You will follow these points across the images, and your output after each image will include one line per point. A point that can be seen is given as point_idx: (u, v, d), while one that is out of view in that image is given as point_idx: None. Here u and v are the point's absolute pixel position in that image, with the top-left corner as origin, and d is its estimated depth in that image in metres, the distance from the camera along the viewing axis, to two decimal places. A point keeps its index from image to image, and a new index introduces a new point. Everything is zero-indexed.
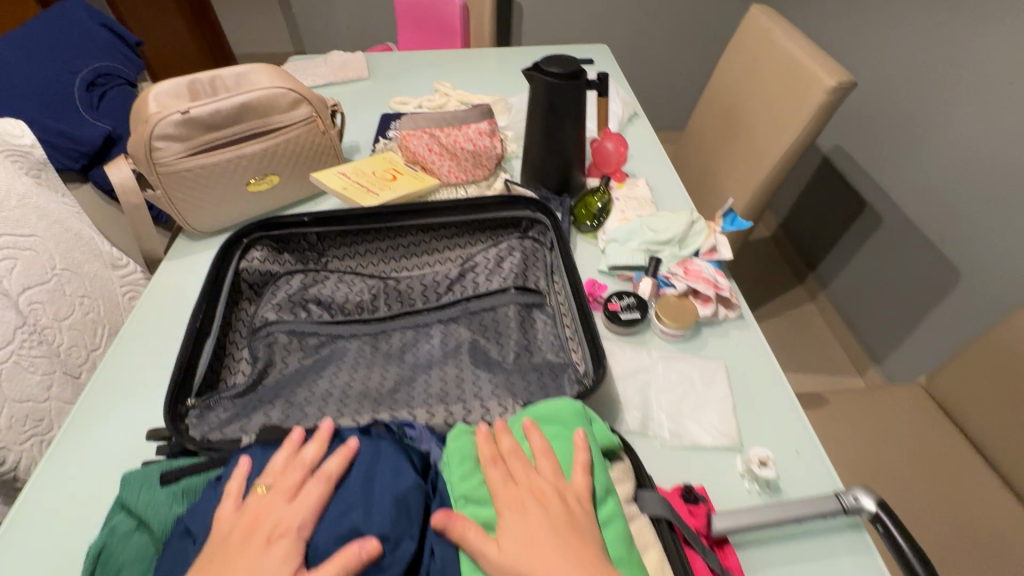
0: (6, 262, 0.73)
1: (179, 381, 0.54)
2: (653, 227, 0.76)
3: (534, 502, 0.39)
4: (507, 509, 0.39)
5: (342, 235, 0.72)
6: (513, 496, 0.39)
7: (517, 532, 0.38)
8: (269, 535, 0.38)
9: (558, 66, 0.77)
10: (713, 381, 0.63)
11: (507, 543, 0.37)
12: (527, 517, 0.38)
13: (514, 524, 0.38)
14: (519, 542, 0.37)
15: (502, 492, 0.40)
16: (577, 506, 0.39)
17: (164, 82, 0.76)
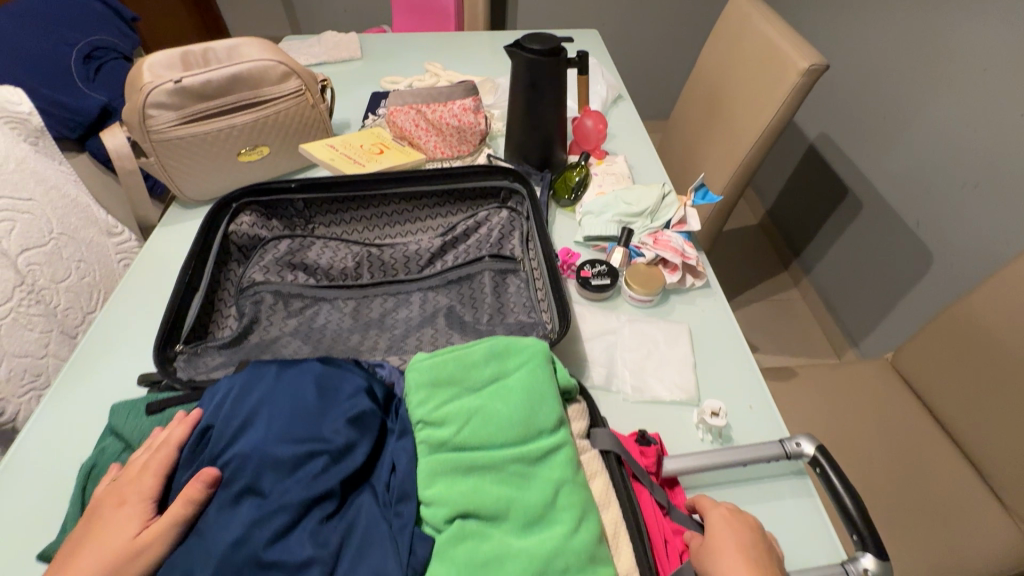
0: (5, 223, 0.76)
1: (167, 329, 0.58)
2: (627, 200, 0.79)
3: (748, 526, 0.43)
4: (724, 514, 0.44)
5: (329, 203, 0.76)
6: (732, 512, 0.45)
7: (736, 540, 0.42)
8: (121, 501, 0.38)
9: (539, 43, 0.79)
10: (676, 342, 0.67)
11: (721, 538, 0.42)
12: (741, 532, 0.43)
13: (737, 531, 0.43)
14: (729, 545, 0.41)
15: (725, 508, 0.45)
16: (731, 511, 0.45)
17: (158, 53, 0.78)
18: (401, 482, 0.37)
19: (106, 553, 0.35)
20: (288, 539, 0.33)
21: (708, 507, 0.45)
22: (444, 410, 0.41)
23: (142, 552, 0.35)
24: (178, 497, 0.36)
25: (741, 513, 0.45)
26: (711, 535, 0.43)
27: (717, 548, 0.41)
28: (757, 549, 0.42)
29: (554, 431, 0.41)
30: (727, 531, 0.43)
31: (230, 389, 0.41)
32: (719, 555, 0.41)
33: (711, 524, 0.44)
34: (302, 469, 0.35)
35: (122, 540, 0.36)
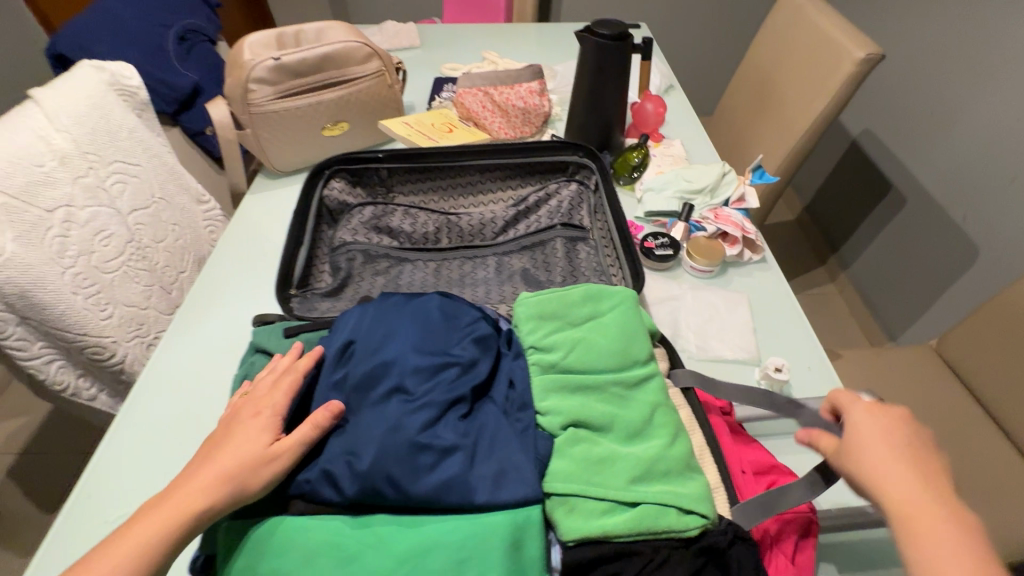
0: (118, 184, 0.84)
1: (284, 275, 0.67)
2: (687, 178, 0.84)
3: (896, 423, 0.42)
4: (866, 410, 0.43)
5: (409, 172, 0.82)
6: (875, 407, 0.43)
7: (882, 443, 0.40)
8: (254, 412, 0.42)
9: (607, 29, 0.84)
10: (736, 308, 0.71)
11: (863, 439, 0.41)
12: (890, 432, 0.41)
13: (884, 432, 0.41)
14: (875, 450, 0.40)
15: (871, 405, 0.43)
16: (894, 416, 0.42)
17: (256, 33, 0.86)
18: (521, 397, 0.42)
19: (242, 454, 0.38)
20: (437, 427, 0.38)
21: (849, 404, 0.44)
22: (550, 338, 0.46)
23: (276, 458, 0.38)
24: (308, 419, 0.39)
25: (887, 409, 0.43)
26: (853, 434, 0.42)
27: (860, 450, 0.41)
28: (908, 447, 0.40)
29: (645, 363, 0.46)
30: (871, 433, 0.41)
31: (363, 314, 0.47)
32: (862, 456, 0.40)
33: (853, 424, 0.42)
34: (440, 375, 0.41)
35: (258, 445, 0.39)
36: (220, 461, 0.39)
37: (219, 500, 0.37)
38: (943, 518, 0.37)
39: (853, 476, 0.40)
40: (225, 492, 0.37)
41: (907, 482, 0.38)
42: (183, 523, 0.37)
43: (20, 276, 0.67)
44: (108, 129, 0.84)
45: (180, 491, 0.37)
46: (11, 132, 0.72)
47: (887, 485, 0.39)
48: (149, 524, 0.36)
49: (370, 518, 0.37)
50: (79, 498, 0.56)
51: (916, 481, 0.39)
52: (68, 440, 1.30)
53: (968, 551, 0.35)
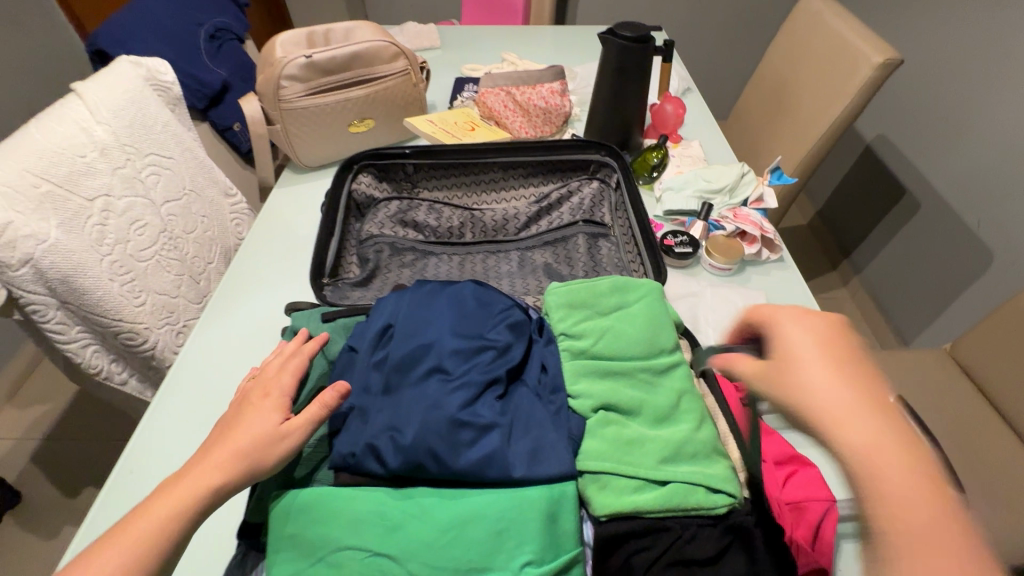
0: (152, 175, 0.86)
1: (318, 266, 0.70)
2: (707, 178, 0.86)
3: (828, 333, 0.37)
4: (795, 324, 0.38)
5: (434, 168, 0.84)
6: (802, 318, 0.38)
7: (816, 360, 0.36)
8: (263, 393, 0.43)
9: (630, 31, 0.86)
10: (755, 305, 0.72)
11: (796, 359, 0.36)
12: (824, 346, 0.36)
13: (817, 346, 0.36)
14: (813, 372, 0.36)
15: (801, 316, 0.38)
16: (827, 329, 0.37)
17: (287, 32, 0.88)
18: (555, 382, 0.44)
19: (253, 432, 0.40)
20: (477, 405, 0.40)
21: (776, 318, 0.39)
22: (580, 325, 0.48)
23: (289, 436, 0.40)
24: (315, 399, 0.41)
25: (816, 317, 0.38)
26: (782, 354, 0.37)
27: (792, 371, 0.36)
28: (842, 358, 0.36)
29: (672, 352, 0.48)
30: (803, 350, 0.37)
31: (399, 300, 0.49)
32: (796, 379, 0.36)
33: (781, 343, 0.38)
34: (477, 357, 0.43)
35: (269, 424, 0.40)
36: (232, 440, 0.40)
37: (233, 477, 0.38)
38: (886, 434, 0.33)
39: (788, 401, 0.36)
40: (238, 469, 0.38)
41: (846, 400, 0.34)
42: (198, 500, 0.37)
43: (62, 261, 0.70)
44: (144, 122, 0.87)
45: (193, 470, 0.38)
46: (56, 123, 0.75)
47: (825, 407, 0.34)
48: (162, 502, 0.37)
49: (413, 490, 0.38)
50: (120, 474, 0.59)
51: (855, 396, 0.34)
52: (91, 427, 1.33)
53: (915, 466, 0.31)
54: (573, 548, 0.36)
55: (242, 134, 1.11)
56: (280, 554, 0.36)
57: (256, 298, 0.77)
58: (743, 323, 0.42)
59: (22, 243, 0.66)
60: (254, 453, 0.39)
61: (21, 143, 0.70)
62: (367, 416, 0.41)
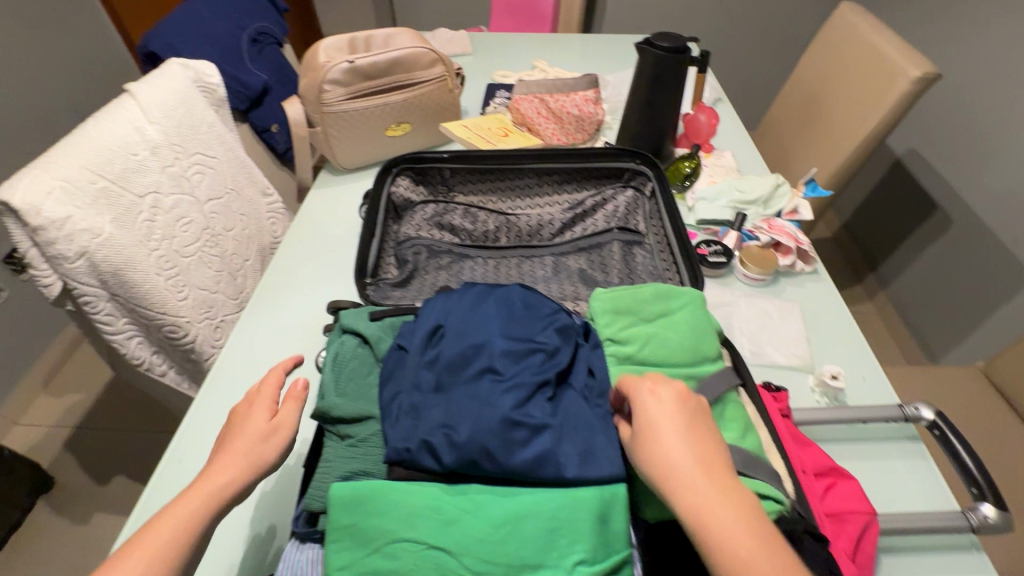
0: (197, 174, 0.89)
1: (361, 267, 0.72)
2: (741, 189, 0.86)
3: (683, 401, 0.38)
4: (651, 393, 0.39)
5: (471, 172, 0.85)
6: (657, 385, 0.39)
7: (675, 431, 0.37)
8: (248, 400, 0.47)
9: (667, 41, 0.87)
10: (790, 316, 0.73)
11: (653, 428, 0.37)
12: (679, 416, 0.37)
13: (672, 416, 0.37)
14: (667, 438, 0.36)
15: (660, 384, 0.39)
16: (688, 400, 0.39)
17: (330, 37, 0.91)
18: (602, 388, 0.45)
19: (251, 432, 0.44)
20: (529, 406, 0.40)
21: (633, 386, 0.40)
22: (625, 331, 0.49)
23: (281, 428, 0.45)
24: (292, 396, 0.46)
25: (671, 385, 0.39)
26: (641, 423, 0.38)
27: (648, 440, 0.37)
28: (696, 427, 0.37)
29: (715, 360, 0.49)
30: (659, 418, 0.37)
31: (446, 301, 0.50)
32: (652, 448, 0.36)
33: (641, 411, 0.38)
34: (528, 359, 0.44)
35: (260, 423, 0.44)
36: (239, 445, 0.43)
37: (246, 472, 0.42)
38: (728, 507, 0.34)
39: (645, 468, 0.37)
40: (249, 464, 0.42)
41: (695, 474, 0.35)
42: (220, 497, 0.40)
43: (114, 255, 0.73)
44: (191, 123, 0.89)
45: (209, 475, 0.41)
46: (111, 122, 0.78)
47: (679, 480, 0.35)
48: (182, 507, 0.39)
49: (465, 487, 0.39)
50: (168, 463, 0.60)
51: (702, 468, 0.35)
52: (124, 418, 1.36)
53: (754, 538, 0.32)
54: (622, 548, 0.37)
55: (280, 135, 1.13)
56: (338, 542, 0.37)
57: (296, 296, 0.80)
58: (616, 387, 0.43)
59: (79, 236, 0.69)
60: (256, 448, 0.43)
61: (81, 141, 0.73)
62: (419, 413, 0.42)
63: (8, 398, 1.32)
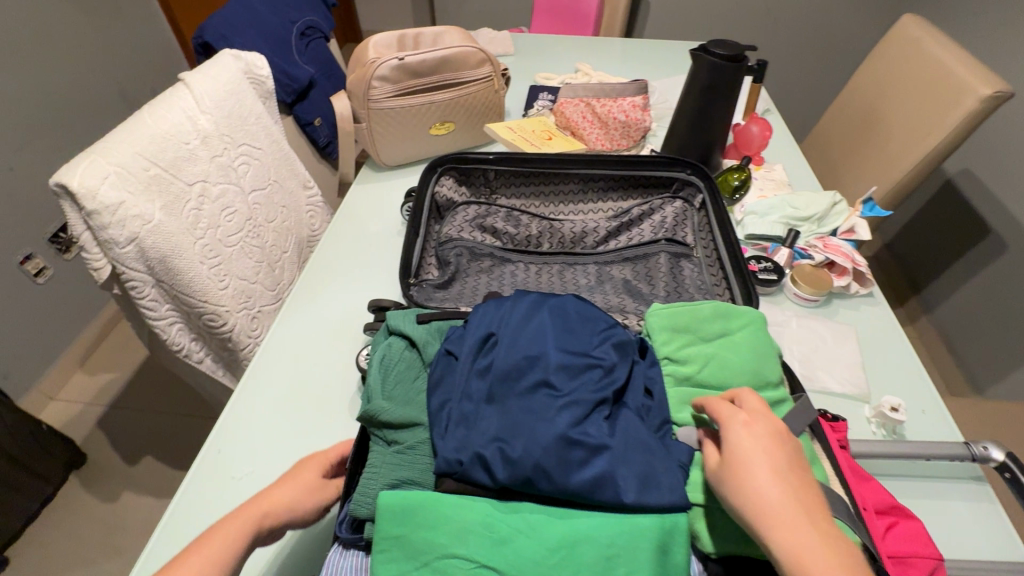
0: (244, 164, 0.89)
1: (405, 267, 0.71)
2: (795, 204, 0.83)
3: (782, 437, 0.36)
4: (746, 424, 0.37)
5: (515, 175, 0.84)
6: (752, 418, 0.38)
7: (774, 466, 0.35)
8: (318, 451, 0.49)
9: (723, 49, 0.84)
10: (845, 341, 0.69)
11: (749, 462, 0.35)
12: (778, 450, 0.35)
13: (771, 450, 0.35)
14: (763, 473, 0.34)
15: (756, 416, 0.38)
16: (786, 436, 0.37)
17: (380, 34, 0.91)
18: (660, 412, 0.43)
19: (307, 484, 0.45)
20: (586, 424, 0.39)
21: (727, 417, 0.38)
22: (683, 351, 0.48)
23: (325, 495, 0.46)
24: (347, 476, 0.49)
25: (767, 420, 0.37)
26: (736, 456, 0.36)
27: (744, 475, 0.35)
28: (795, 465, 0.35)
29: (776, 387, 0.46)
30: (756, 450, 0.35)
31: (497, 308, 0.49)
32: (750, 483, 0.34)
33: (735, 443, 0.36)
34: (585, 375, 0.42)
35: (318, 479, 0.46)
36: (290, 484, 0.45)
37: (283, 516, 0.43)
38: (836, 552, 0.31)
39: (738, 504, 0.35)
40: (290, 510, 0.44)
41: (798, 514, 0.33)
42: (256, 529, 0.42)
43: (162, 242, 0.73)
44: (240, 113, 0.90)
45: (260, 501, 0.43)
46: (165, 110, 0.79)
47: (777, 518, 0.33)
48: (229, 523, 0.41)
49: (518, 505, 0.38)
50: (208, 454, 0.60)
51: (803, 509, 0.33)
52: (155, 399, 1.39)
53: None
54: None
55: (322, 129, 1.14)
56: (386, 553, 0.36)
57: (334, 289, 0.79)
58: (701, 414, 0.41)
59: (131, 222, 0.69)
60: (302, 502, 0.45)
61: (136, 128, 0.74)
62: (475, 422, 0.41)
63: (46, 374, 1.36)
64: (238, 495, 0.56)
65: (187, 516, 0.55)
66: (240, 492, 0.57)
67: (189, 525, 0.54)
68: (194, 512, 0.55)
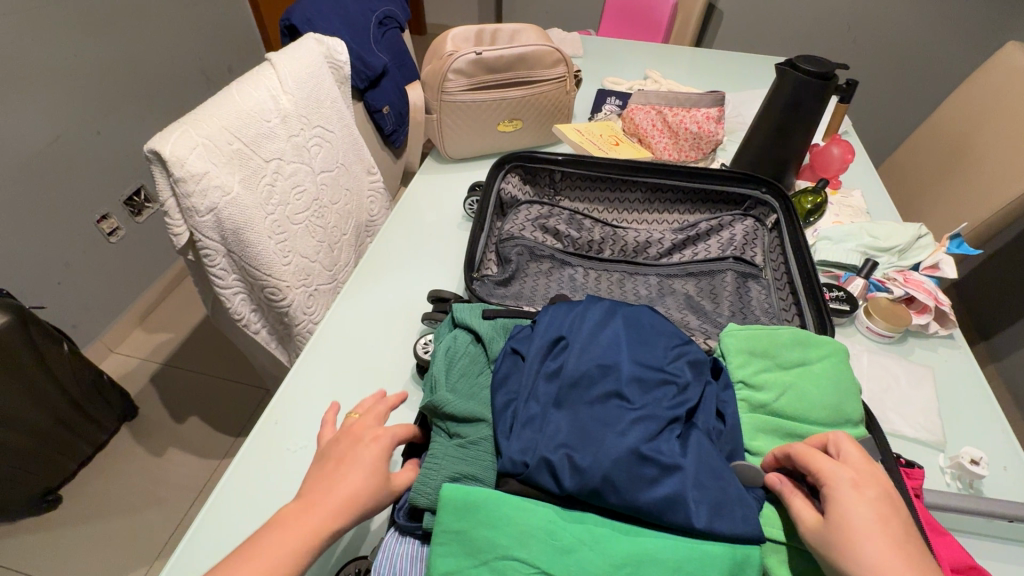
0: (316, 145, 0.92)
1: (469, 261, 0.71)
2: (875, 233, 0.79)
3: (894, 501, 0.35)
4: (855, 485, 0.35)
5: (580, 179, 0.83)
6: (859, 478, 0.36)
7: (888, 542, 0.33)
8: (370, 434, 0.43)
9: (812, 65, 0.80)
10: (920, 383, 0.65)
11: (860, 526, 0.33)
12: (893, 523, 0.34)
13: (886, 523, 0.34)
14: (877, 542, 0.33)
15: (868, 478, 0.36)
16: (897, 502, 0.35)
17: (458, 27, 0.92)
18: (733, 439, 0.41)
19: (368, 484, 0.40)
20: (658, 441, 0.38)
21: (831, 472, 0.36)
22: (758, 377, 0.46)
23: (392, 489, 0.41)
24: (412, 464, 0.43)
25: (877, 482, 0.35)
26: (845, 521, 0.34)
27: (854, 538, 0.33)
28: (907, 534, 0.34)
29: (855, 425, 0.44)
30: (871, 522, 0.33)
31: (568, 312, 0.48)
32: (864, 551, 0.33)
33: (844, 507, 0.34)
34: (659, 391, 0.41)
35: (379, 473, 0.41)
36: (352, 487, 0.40)
37: (349, 518, 0.39)
38: None
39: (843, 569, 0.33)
40: (352, 513, 0.39)
41: None
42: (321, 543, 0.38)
43: (238, 214, 0.76)
44: (318, 95, 0.92)
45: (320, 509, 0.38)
46: (252, 88, 0.82)
47: None
48: (288, 540, 0.37)
49: (583, 516, 0.37)
50: (267, 423, 0.62)
51: None
52: (205, 363, 1.45)
53: None
54: None
55: (389, 118, 1.15)
56: (445, 546, 0.36)
57: (393, 274, 0.81)
58: (788, 462, 0.39)
59: (212, 192, 0.72)
60: (368, 501, 0.40)
61: (224, 103, 0.77)
62: (542, 426, 0.40)
63: (110, 328, 1.44)
64: (292, 468, 0.58)
65: (242, 484, 0.56)
66: (296, 465, 0.58)
67: (243, 491, 0.56)
68: (249, 479, 0.57)
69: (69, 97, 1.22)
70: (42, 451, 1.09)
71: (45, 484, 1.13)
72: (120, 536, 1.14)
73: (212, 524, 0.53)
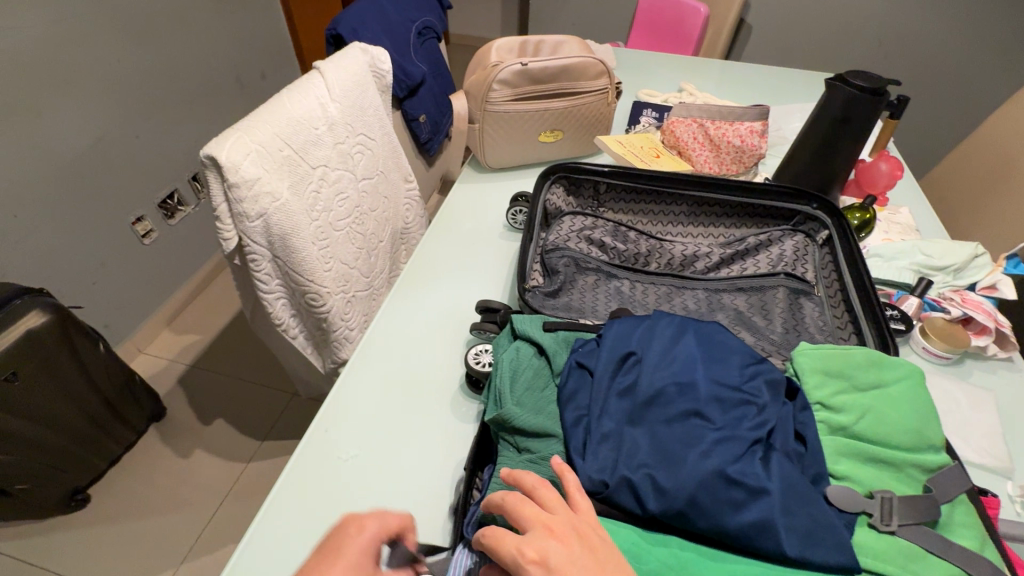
0: (359, 151, 0.92)
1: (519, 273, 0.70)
2: (928, 252, 0.78)
3: (563, 539, 0.31)
4: (531, 559, 0.30)
5: (625, 191, 0.83)
6: (531, 547, 0.31)
7: None
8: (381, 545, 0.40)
9: (864, 80, 0.79)
10: (983, 409, 0.63)
11: None
12: (575, 560, 0.30)
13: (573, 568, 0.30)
14: None
15: (541, 537, 0.31)
16: (569, 532, 0.32)
17: (504, 39, 0.93)
18: (815, 463, 0.40)
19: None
20: (743, 463, 0.37)
21: (512, 559, 0.31)
22: (837, 398, 0.45)
23: None
24: None
25: (542, 533, 0.31)
26: None
27: None
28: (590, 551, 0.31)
29: (939, 451, 0.42)
30: None
31: (635, 327, 0.47)
32: None
33: None
34: (738, 411, 0.40)
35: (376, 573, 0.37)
36: None
37: None
38: None
39: None
40: None
41: None
42: None
43: (285, 220, 0.76)
44: (363, 104, 0.93)
45: None
46: (302, 96, 0.82)
47: None
48: None
49: (665, 538, 0.37)
50: (315, 432, 0.61)
51: None
52: (232, 364, 1.46)
53: None
54: None
55: (425, 127, 1.15)
56: None
57: (437, 283, 0.80)
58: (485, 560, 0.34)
59: (262, 198, 0.73)
60: None
61: (277, 110, 0.78)
62: (619, 444, 0.40)
63: (140, 329, 1.45)
64: (339, 479, 0.57)
65: (289, 496, 0.56)
66: (345, 474, 0.58)
67: (292, 501, 0.55)
68: (298, 487, 0.56)
69: (109, 100, 1.24)
70: (73, 450, 1.09)
71: (74, 484, 1.13)
72: (147, 536, 1.14)
73: (263, 534, 0.53)
